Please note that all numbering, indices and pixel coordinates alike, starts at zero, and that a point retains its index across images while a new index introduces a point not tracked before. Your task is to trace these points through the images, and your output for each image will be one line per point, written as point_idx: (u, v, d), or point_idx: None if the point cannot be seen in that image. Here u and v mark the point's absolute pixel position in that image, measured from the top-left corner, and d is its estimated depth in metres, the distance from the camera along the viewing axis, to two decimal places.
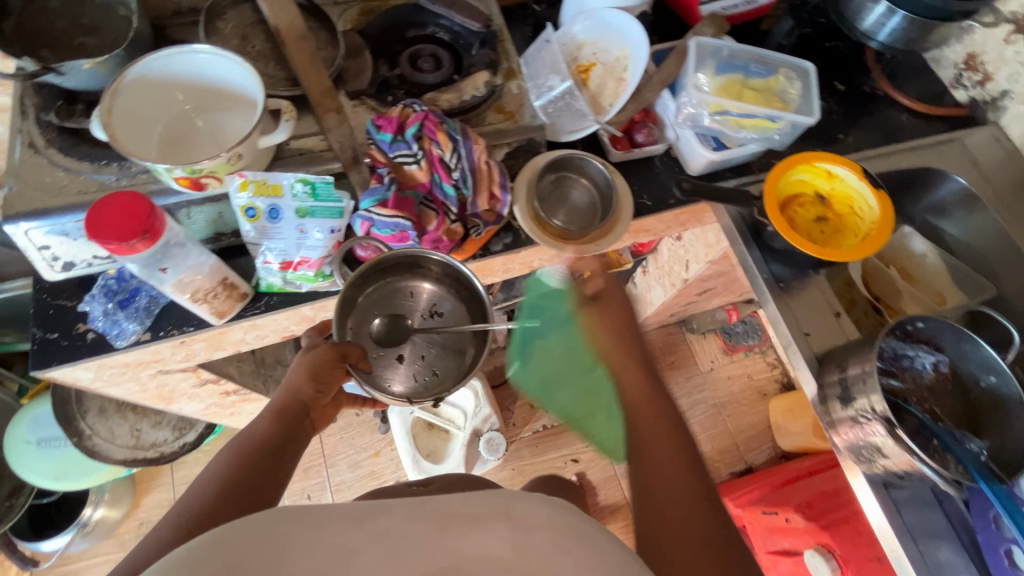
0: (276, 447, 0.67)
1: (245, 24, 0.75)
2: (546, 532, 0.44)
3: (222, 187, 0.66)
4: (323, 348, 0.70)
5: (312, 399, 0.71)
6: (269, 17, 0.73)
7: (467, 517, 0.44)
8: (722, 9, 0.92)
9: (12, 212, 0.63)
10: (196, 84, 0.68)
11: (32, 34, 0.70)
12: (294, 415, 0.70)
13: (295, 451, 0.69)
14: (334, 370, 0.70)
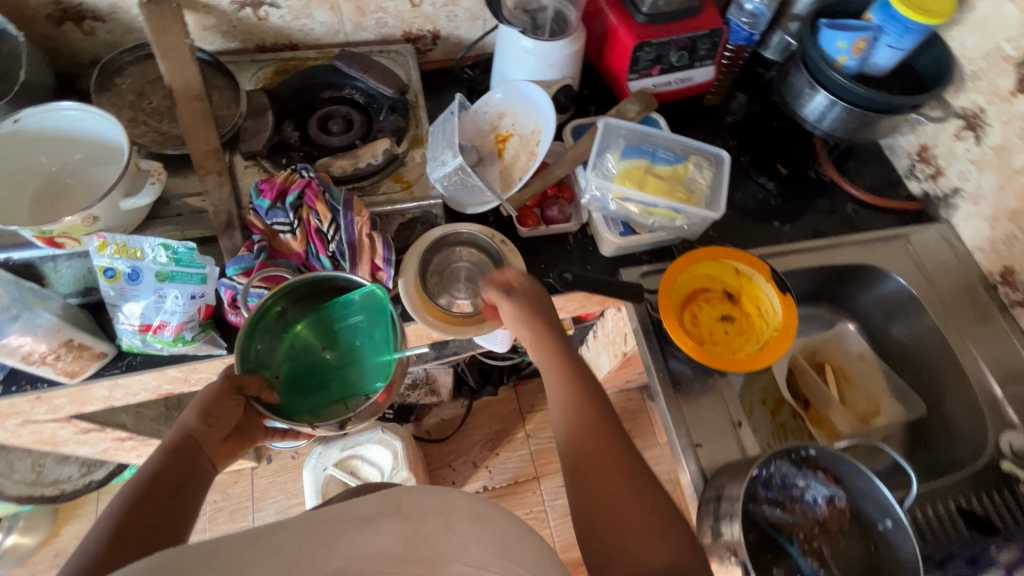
0: (175, 481, 0.55)
1: (147, 81, 0.75)
2: (441, 515, 0.38)
3: (82, 247, 0.66)
4: (215, 382, 0.60)
5: (208, 434, 0.59)
6: (165, 76, 0.73)
7: (359, 518, 0.37)
8: (653, 86, 0.90)
9: None
10: (62, 144, 0.67)
11: None
12: (187, 448, 0.58)
13: (195, 489, 0.56)
14: (228, 403, 0.60)
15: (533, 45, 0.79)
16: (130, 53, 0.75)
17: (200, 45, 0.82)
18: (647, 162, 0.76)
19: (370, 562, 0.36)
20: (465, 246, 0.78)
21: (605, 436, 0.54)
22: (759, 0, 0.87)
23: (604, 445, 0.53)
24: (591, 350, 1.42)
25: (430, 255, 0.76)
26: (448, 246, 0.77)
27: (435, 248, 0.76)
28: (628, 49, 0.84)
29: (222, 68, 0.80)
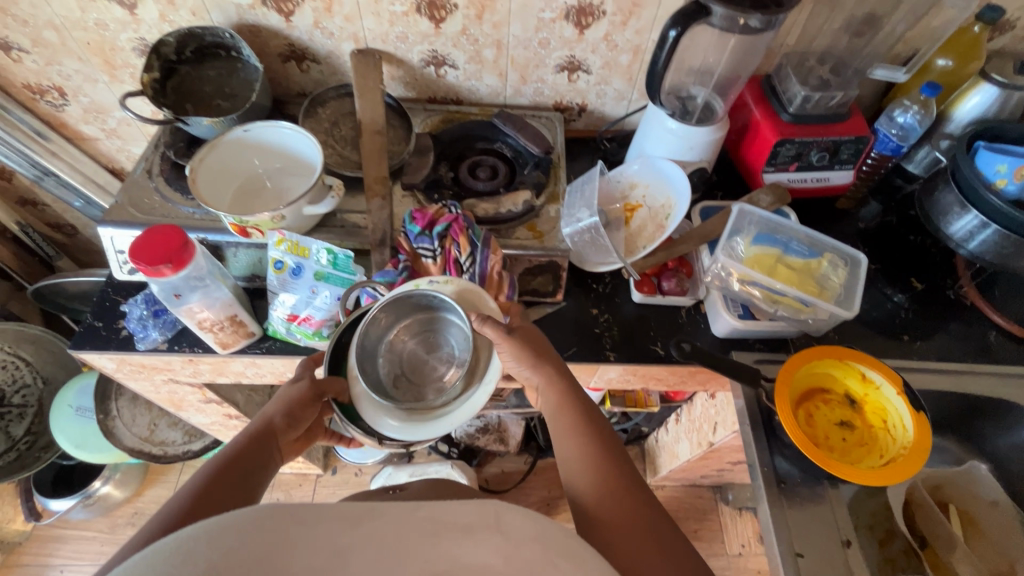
0: (251, 465, 0.60)
1: (342, 115, 0.90)
2: (537, 544, 0.38)
3: (264, 238, 0.77)
4: (305, 385, 0.67)
5: (286, 432, 0.65)
6: (358, 111, 0.86)
7: (459, 526, 0.39)
8: (788, 180, 0.91)
9: (109, 219, 0.78)
10: (271, 153, 0.81)
11: (185, 91, 0.88)
12: (265, 437, 0.63)
13: (263, 475, 0.60)
14: (310, 406, 0.67)
15: (678, 128, 0.84)
16: (334, 90, 0.90)
17: (387, 91, 0.97)
18: (779, 251, 0.76)
19: (473, 570, 0.36)
20: (398, 327, 0.76)
21: (625, 488, 0.58)
22: (911, 114, 0.87)
23: (620, 492, 0.58)
24: (670, 434, 1.37)
25: (369, 359, 0.72)
26: (382, 336, 0.75)
27: (372, 350, 0.73)
28: (769, 143, 0.87)
29: (402, 112, 0.92)
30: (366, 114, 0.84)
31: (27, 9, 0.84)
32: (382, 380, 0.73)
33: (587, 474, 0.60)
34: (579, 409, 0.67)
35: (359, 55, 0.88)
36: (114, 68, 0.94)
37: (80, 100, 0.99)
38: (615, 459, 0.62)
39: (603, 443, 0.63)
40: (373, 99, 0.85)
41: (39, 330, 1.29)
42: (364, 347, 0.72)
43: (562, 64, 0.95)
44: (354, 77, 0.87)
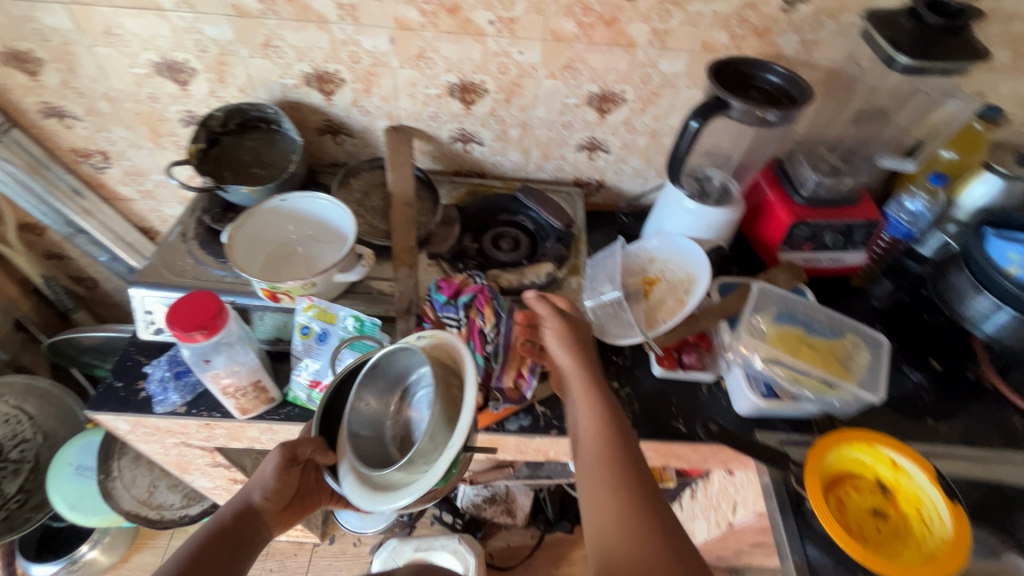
0: (233, 542, 0.60)
1: (373, 186, 0.94)
2: None
3: (292, 303, 0.77)
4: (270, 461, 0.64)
5: (265, 504, 0.65)
6: (388, 184, 0.90)
7: None
8: (803, 260, 0.94)
9: (142, 281, 0.79)
10: (306, 220, 0.84)
11: (224, 160, 0.92)
12: (245, 515, 0.63)
13: (248, 550, 0.60)
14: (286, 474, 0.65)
15: (697, 208, 0.88)
16: (367, 163, 0.95)
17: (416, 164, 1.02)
18: (802, 331, 0.78)
19: None
20: (404, 398, 0.64)
21: (614, 490, 0.53)
22: (921, 202, 0.91)
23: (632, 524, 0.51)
24: (686, 511, 1.32)
25: (364, 427, 0.63)
26: (389, 407, 0.64)
27: (372, 418, 0.64)
28: (784, 225, 0.90)
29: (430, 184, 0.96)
30: (397, 186, 0.88)
31: (87, 83, 0.90)
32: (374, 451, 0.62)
33: (592, 460, 0.56)
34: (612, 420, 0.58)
35: (393, 132, 0.93)
36: (159, 136, 0.99)
37: (122, 164, 1.04)
38: (639, 482, 0.54)
39: (626, 461, 0.55)
40: (404, 172, 0.89)
41: (49, 385, 1.27)
42: (359, 415, 0.63)
43: (583, 144, 1.00)
44: (388, 152, 0.92)
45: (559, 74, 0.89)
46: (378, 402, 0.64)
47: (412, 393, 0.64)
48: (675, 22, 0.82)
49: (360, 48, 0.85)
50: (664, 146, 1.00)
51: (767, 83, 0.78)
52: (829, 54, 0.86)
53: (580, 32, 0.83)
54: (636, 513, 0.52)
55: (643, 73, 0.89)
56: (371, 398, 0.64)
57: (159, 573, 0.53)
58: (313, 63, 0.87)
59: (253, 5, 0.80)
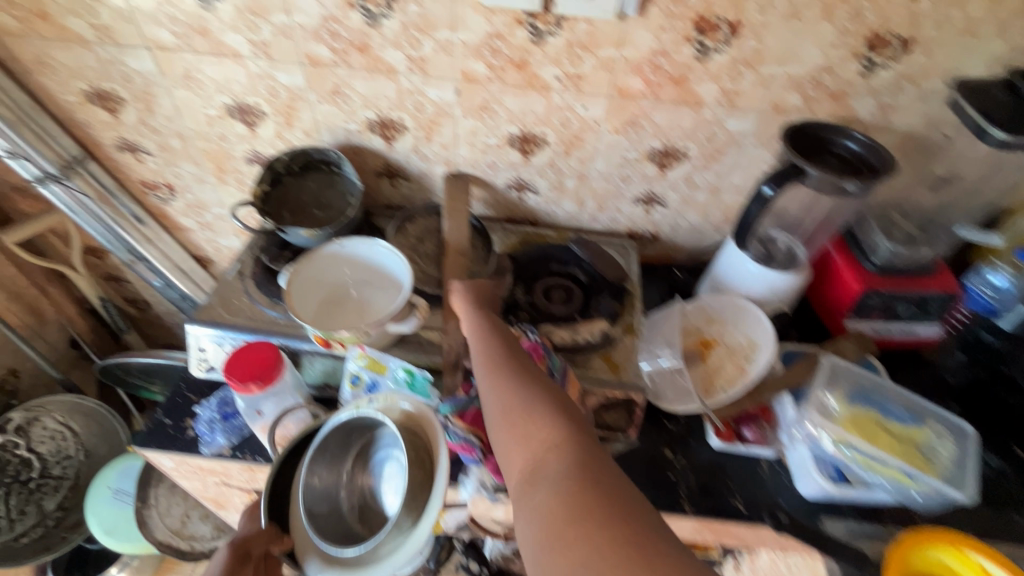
0: None
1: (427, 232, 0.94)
2: None
3: (344, 351, 0.77)
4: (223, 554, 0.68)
5: None
6: (443, 231, 0.90)
7: None
8: (872, 330, 0.88)
9: (199, 318, 0.80)
10: (362, 265, 0.84)
11: (285, 199, 0.94)
12: None
13: None
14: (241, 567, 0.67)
15: (762, 271, 0.84)
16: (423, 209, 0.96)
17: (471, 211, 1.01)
18: (878, 414, 0.72)
19: None
20: (350, 466, 0.73)
21: (524, 404, 0.57)
22: (1004, 273, 0.85)
23: (524, 407, 0.56)
24: None
25: (320, 499, 0.70)
26: (337, 476, 0.72)
27: (325, 490, 0.71)
28: (854, 292, 0.85)
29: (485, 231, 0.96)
30: (452, 234, 0.87)
31: (162, 121, 0.94)
32: (335, 521, 0.70)
33: (505, 383, 0.60)
34: (511, 345, 0.66)
35: (451, 179, 0.94)
36: (224, 173, 1.02)
37: (186, 196, 1.07)
38: (533, 386, 0.59)
39: (523, 371, 0.61)
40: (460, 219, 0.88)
41: (95, 404, 1.29)
42: (314, 488, 0.69)
43: (640, 197, 0.98)
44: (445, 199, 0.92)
45: (622, 129, 0.88)
46: (330, 474, 0.72)
47: (362, 461, 0.73)
48: (747, 83, 0.80)
49: (426, 98, 0.86)
50: (724, 203, 0.97)
51: (846, 149, 0.75)
52: (908, 119, 0.82)
53: (647, 89, 0.82)
54: (523, 402, 0.57)
55: (709, 130, 0.87)
56: (325, 471, 0.71)
57: None
58: (378, 110, 0.89)
59: (327, 54, 0.82)
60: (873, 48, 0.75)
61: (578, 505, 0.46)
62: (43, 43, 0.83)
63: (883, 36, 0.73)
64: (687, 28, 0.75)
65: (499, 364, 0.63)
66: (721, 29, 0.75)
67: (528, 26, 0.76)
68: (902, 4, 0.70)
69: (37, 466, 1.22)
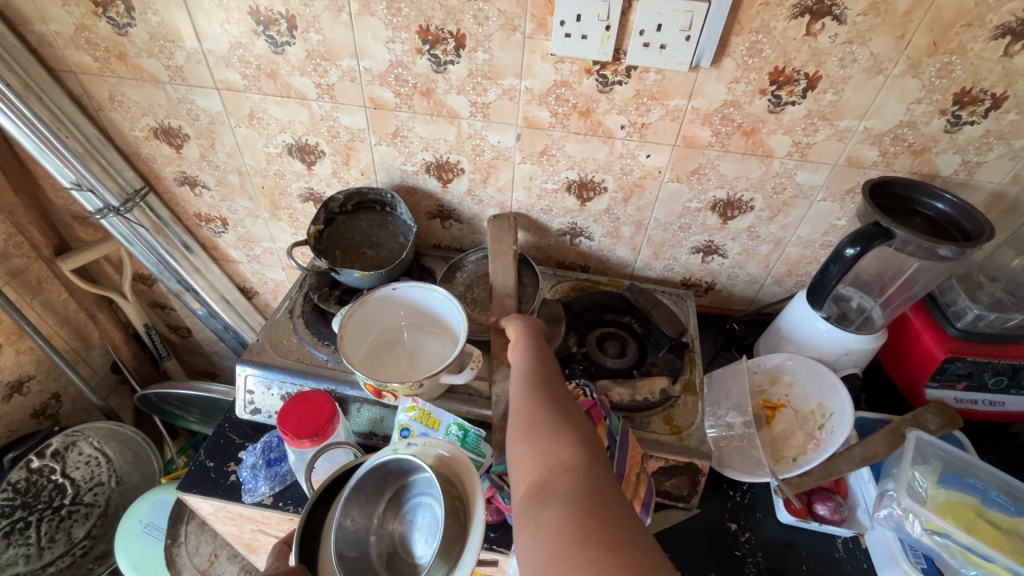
0: None
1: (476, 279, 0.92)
2: None
3: (395, 401, 0.74)
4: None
5: None
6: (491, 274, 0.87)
7: None
8: (954, 399, 0.82)
9: (249, 358, 0.79)
10: (417, 309, 0.82)
11: (337, 238, 0.93)
12: None
13: None
14: None
15: (836, 332, 0.79)
16: (473, 254, 0.94)
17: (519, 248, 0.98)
18: (976, 501, 0.65)
19: None
20: (386, 509, 0.65)
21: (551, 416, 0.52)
22: None
23: (550, 418, 0.52)
24: None
25: (348, 546, 0.61)
26: (370, 522, 0.64)
27: (354, 536, 0.62)
28: (936, 359, 0.79)
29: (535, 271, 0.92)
30: (498, 278, 0.84)
31: (223, 158, 0.95)
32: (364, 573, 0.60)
33: (533, 395, 0.56)
34: (542, 363, 0.62)
35: (497, 219, 0.91)
36: (277, 209, 1.02)
37: (238, 230, 1.08)
38: (557, 402, 0.54)
39: (550, 387, 0.57)
40: (507, 262, 0.85)
41: (131, 432, 1.28)
42: (343, 531, 0.61)
43: (698, 247, 0.95)
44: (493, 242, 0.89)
45: (685, 178, 0.85)
46: (362, 517, 0.63)
47: (400, 503, 0.65)
48: (821, 136, 0.77)
49: (485, 142, 0.85)
50: (788, 256, 0.93)
51: (934, 209, 0.71)
52: (994, 177, 0.77)
53: (715, 140, 0.80)
54: (541, 418, 0.52)
55: (777, 182, 0.83)
56: (356, 513, 0.63)
57: None
58: (436, 153, 0.88)
59: (390, 98, 0.82)
60: (961, 105, 0.71)
61: (584, 530, 0.41)
62: (117, 82, 0.86)
63: (973, 93, 0.70)
64: (762, 81, 0.73)
65: (525, 381, 0.59)
66: (798, 82, 0.72)
67: (596, 75, 0.75)
68: (996, 61, 0.66)
69: (70, 492, 1.20)
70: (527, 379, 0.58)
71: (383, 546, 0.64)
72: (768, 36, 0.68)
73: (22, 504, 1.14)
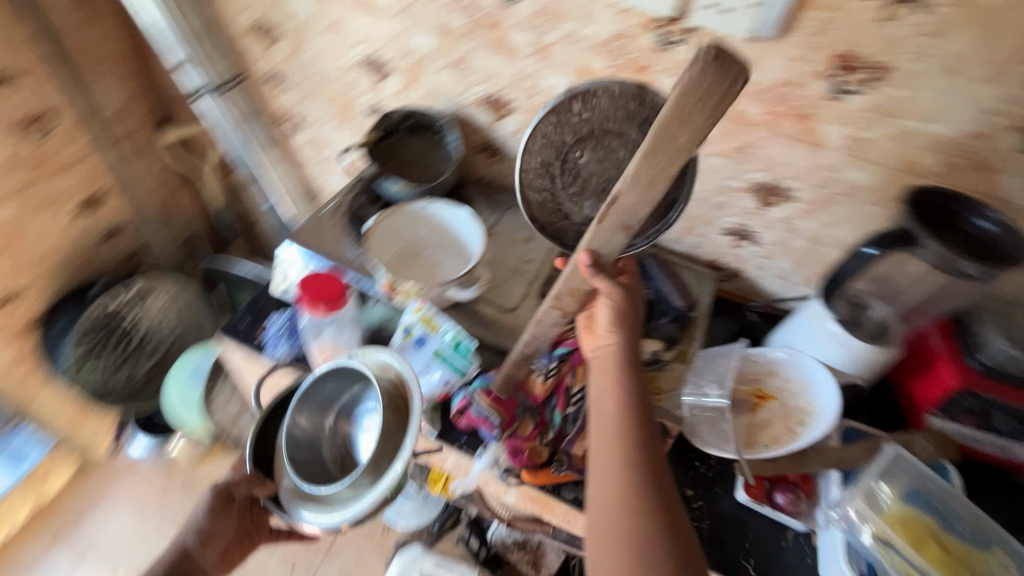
0: None
1: (586, 163, 0.74)
2: None
3: (404, 302, 0.82)
4: (208, 499, 0.78)
5: (201, 551, 0.78)
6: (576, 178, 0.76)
7: None
8: (961, 436, 0.76)
9: (292, 239, 0.89)
10: (440, 229, 0.89)
11: (389, 152, 1.00)
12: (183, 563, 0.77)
13: None
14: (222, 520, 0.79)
15: (840, 334, 0.78)
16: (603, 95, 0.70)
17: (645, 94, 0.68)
18: (936, 523, 0.66)
19: None
20: (334, 417, 0.76)
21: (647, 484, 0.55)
22: None
23: (649, 488, 0.55)
24: None
25: (301, 449, 0.73)
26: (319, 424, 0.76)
27: (308, 440, 0.74)
28: (944, 389, 0.75)
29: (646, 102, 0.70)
30: (625, 203, 0.55)
31: (306, 60, 1.03)
32: (318, 463, 0.73)
33: (627, 447, 0.58)
34: (636, 390, 0.61)
35: (716, 59, 0.45)
36: (345, 117, 1.10)
37: (309, 132, 1.18)
38: (654, 464, 0.57)
39: (645, 438, 0.58)
40: (653, 197, 0.54)
41: (189, 288, 1.42)
42: (296, 433, 0.73)
43: (731, 229, 0.94)
44: (675, 93, 0.47)
45: (729, 154, 0.84)
46: (310, 423, 0.75)
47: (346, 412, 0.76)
48: (880, 133, 0.74)
49: (541, 84, 0.88)
50: (822, 256, 0.90)
51: (977, 228, 0.67)
52: None
53: (767, 119, 0.78)
54: (638, 483, 0.55)
55: (824, 176, 0.81)
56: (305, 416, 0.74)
57: None
58: (493, 87, 0.92)
59: (460, 25, 0.86)
60: None
61: None
62: None
63: None
64: (825, 63, 0.70)
65: (619, 420, 0.59)
66: (865, 71, 0.69)
67: (658, 31, 0.75)
68: None
69: None
70: (627, 422, 0.59)
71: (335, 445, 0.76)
72: (843, 14, 0.66)
73: (93, 341, 1.28)
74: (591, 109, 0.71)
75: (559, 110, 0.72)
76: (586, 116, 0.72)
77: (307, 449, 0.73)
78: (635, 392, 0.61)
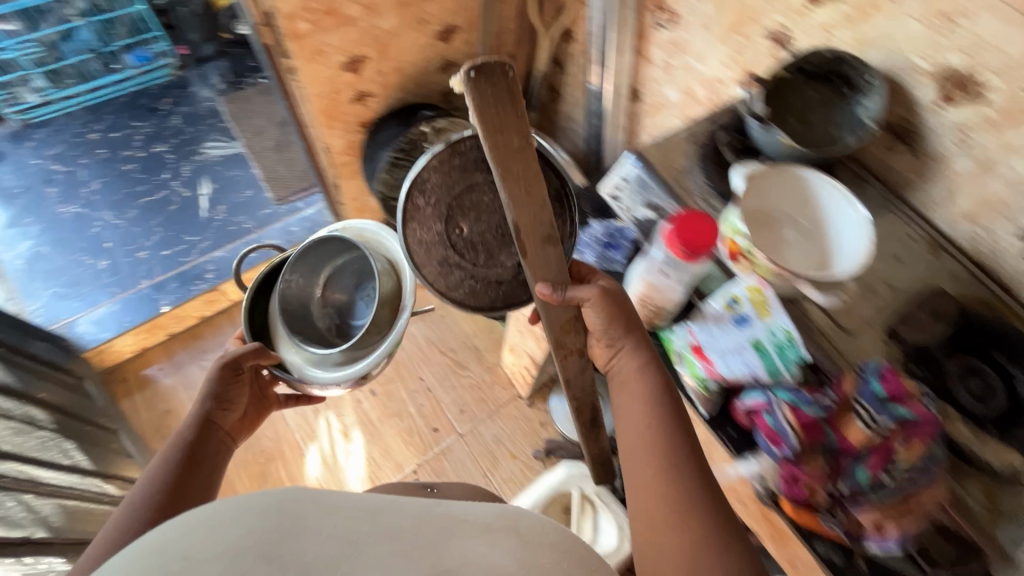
0: (194, 461, 0.70)
1: (472, 235, 0.82)
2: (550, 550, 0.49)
3: (740, 272, 0.75)
4: (217, 369, 0.79)
5: (222, 417, 0.77)
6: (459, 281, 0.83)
7: (479, 523, 0.49)
8: None
9: (644, 155, 0.87)
10: (810, 212, 0.77)
11: (780, 91, 0.84)
12: (207, 428, 0.74)
13: (215, 463, 0.73)
14: (234, 386, 0.80)
15: None
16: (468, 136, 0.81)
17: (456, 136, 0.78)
18: None
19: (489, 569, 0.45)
20: (321, 282, 1.07)
21: (669, 474, 0.63)
22: None
23: (674, 478, 0.63)
24: None
25: (295, 318, 1.01)
26: (313, 294, 1.06)
27: (300, 302, 1.03)
28: None
29: (464, 152, 0.81)
30: (522, 221, 0.70)
31: None
32: (317, 324, 1.06)
33: (652, 440, 0.66)
34: (645, 389, 0.70)
35: (477, 73, 0.63)
36: (733, 31, 0.98)
37: (677, 33, 1.08)
38: (678, 456, 0.64)
39: (665, 430, 0.66)
40: (541, 201, 0.70)
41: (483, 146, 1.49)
42: (293, 293, 1.01)
43: None
44: (475, 102, 0.64)
45: None
46: (302, 285, 1.03)
47: (329, 282, 1.09)
48: None
49: None
50: None
51: None
52: None
53: None
54: (678, 475, 0.63)
55: None
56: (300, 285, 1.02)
57: (161, 470, 0.67)
58: (968, 62, 0.71)
59: None
60: None
61: None
62: None
63: None
64: None
65: (645, 417, 0.68)
66: None
67: None
68: None
69: None
70: (654, 417, 0.67)
71: (330, 301, 1.09)
72: None
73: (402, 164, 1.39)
74: (430, 197, 0.81)
75: (415, 215, 0.81)
76: (430, 204, 0.82)
77: (302, 311, 1.03)
78: (646, 396, 0.69)
